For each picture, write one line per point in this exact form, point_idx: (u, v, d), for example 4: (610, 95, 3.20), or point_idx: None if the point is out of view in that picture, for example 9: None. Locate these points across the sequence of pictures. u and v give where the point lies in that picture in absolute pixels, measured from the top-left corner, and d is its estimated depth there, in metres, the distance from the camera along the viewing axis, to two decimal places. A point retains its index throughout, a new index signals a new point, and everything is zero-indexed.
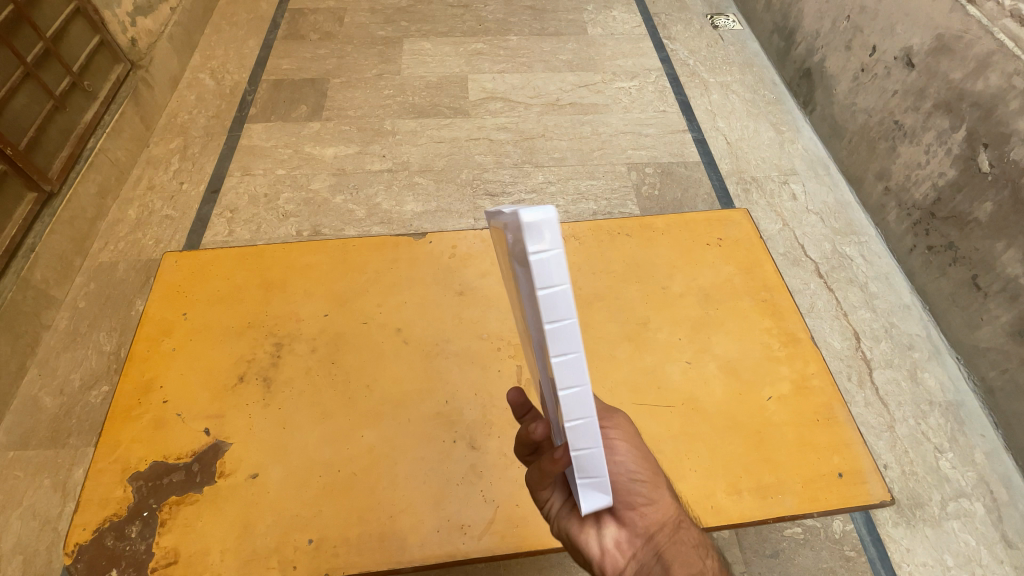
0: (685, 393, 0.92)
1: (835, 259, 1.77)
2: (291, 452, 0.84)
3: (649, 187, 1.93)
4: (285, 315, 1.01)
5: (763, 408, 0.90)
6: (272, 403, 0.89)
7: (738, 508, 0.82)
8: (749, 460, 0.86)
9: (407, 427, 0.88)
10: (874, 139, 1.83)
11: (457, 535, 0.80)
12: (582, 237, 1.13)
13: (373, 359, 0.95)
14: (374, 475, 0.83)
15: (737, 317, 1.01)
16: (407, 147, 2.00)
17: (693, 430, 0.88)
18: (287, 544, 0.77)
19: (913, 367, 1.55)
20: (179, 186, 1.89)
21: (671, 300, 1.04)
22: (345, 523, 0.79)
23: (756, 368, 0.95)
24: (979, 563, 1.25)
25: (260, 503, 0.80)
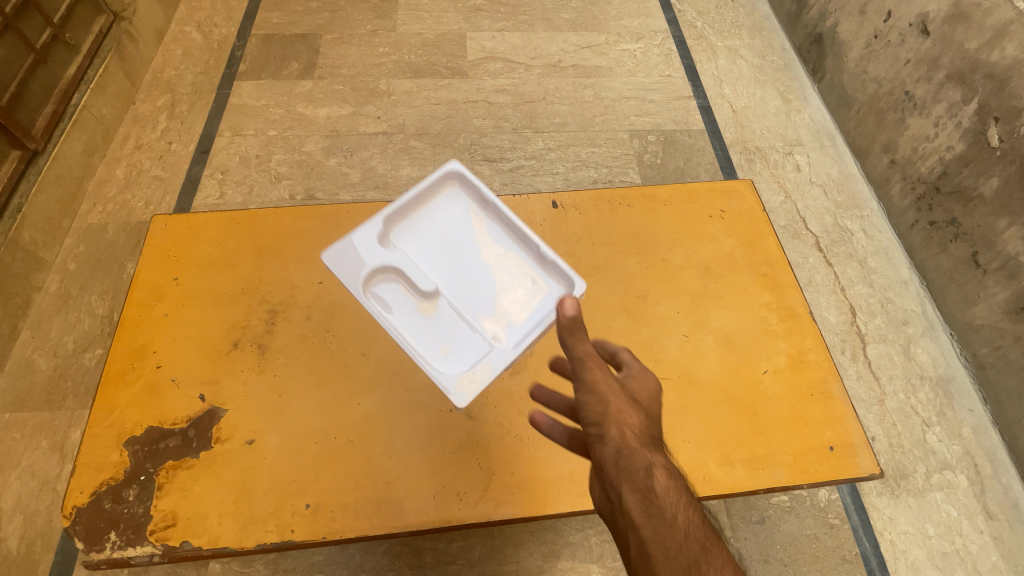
0: (681, 365, 0.92)
1: (836, 233, 1.76)
2: (287, 419, 0.84)
3: (651, 155, 1.88)
4: (279, 282, 0.98)
5: (759, 382, 0.91)
6: (268, 369, 0.88)
7: (730, 479, 0.83)
8: (743, 433, 0.86)
9: (404, 396, 0.87)
10: (882, 110, 1.78)
11: (453, 502, 0.80)
12: (582, 207, 1.08)
13: (369, 326, 0.93)
14: (371, 442, 0.83)
15: (736, 291, 1.00)
16: (403, 109, 1.93)
17: (689, 402, 0.88)
18: (285, 508, 0.78)
19: (906, 343, 1.56)
20: (168, 146, 1.83)
21: (671, 273, 1.01)
22: (342, 489, 0.79)
23: (753, 342, 0.95)
24: (959, 532, 1.29)
25: (257, 469, 0.80)
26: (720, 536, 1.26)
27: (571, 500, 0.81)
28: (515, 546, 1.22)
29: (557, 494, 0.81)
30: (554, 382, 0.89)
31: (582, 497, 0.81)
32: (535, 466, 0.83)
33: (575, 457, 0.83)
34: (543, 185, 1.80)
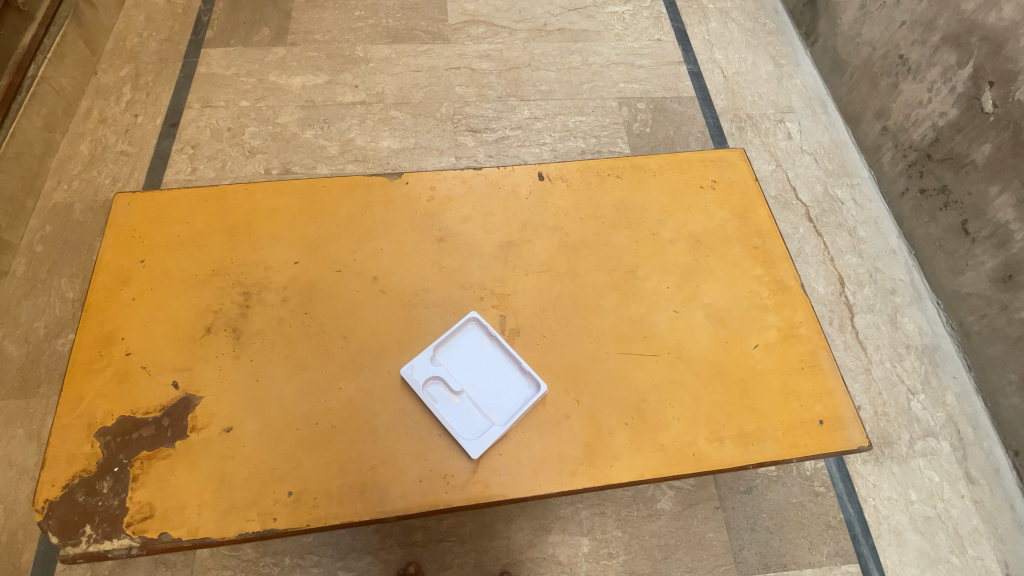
0: (671, 342, 0.89)
1: (826, 202, 1.74)
2: (265, 405, 0.81)
3: (640, 124, 1.83)
4: (251, 262, 0.93)
5: (749, 356, 0.89)
6: (244, 354, 0.85)
7: (719, 455, 0.81)
8: (733, 408, 0.85)
9: (387, 379, 0.83)
10: (876, 74, 1.74)
11: (440, 484, 0.77)
12: (569, 179, 1.03)
13: (349, 308, 0.89)
14: (355, 427, 0.80)
15: (728, 265, 0.98)
16: (381, 77, 1.84)
17: (679, 378, 0.86)
18: (266, 496, 0.75)
19: (893, 312, 1.56)
20: (134, 119, 1.73)
21: (660, 247, 0.98)
22: (325, 475, 0.77)
23: (744, 316, 0.93)
24: (941, 497, 1.32)
25: (236, 457, 0.77)
26: (708, 506, 1.26)
27: (559, 480, 0.78)
28: (505, 522, 1.22)
29: (545, 474, 0.78)
30: (542, 361, 0.86)
31: (571, 477, 0.78)
32: (522, 447, 0.80)
33: (564, 436, 0.81)
34: (530, 157, 1.74)
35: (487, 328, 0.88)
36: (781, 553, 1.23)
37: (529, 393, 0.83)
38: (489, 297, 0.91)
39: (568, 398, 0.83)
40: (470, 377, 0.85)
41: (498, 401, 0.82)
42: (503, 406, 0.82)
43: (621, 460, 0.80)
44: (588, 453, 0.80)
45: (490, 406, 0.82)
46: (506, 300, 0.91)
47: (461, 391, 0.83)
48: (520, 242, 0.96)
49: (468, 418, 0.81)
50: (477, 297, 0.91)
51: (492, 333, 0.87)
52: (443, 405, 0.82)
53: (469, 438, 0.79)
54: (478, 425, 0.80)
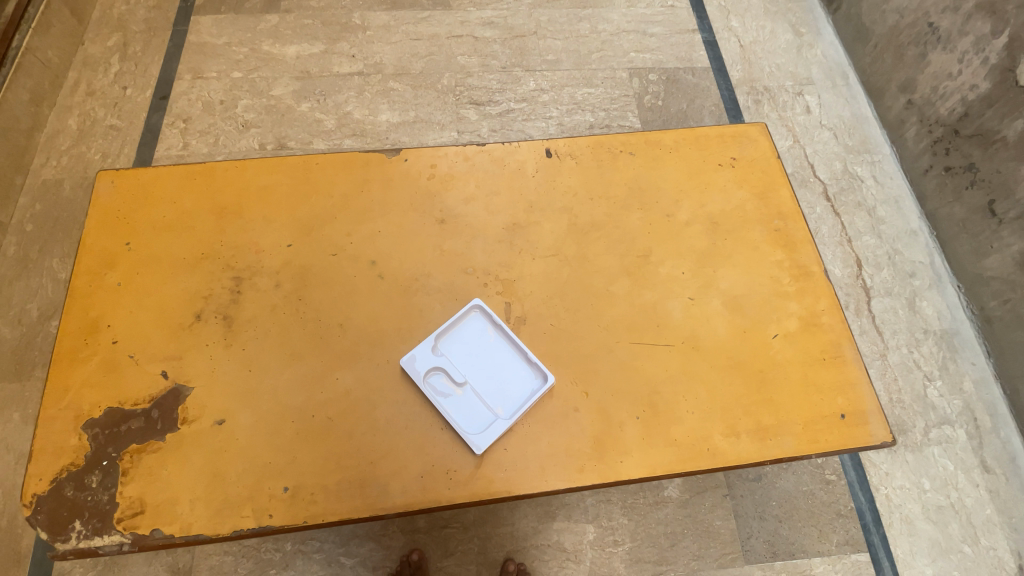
0: (686, 331, 0.84)
1: (845, 180, 1.66)
2: (258, 397, 0.77)
3: (652, 97, 1.74)
4: (242, 245, 0.88)
5: (768, 346, 0.85)
6: (236, 343, 0.81)
7: (735, 451, 0.77)
8: (750, 401, 0.80)
9: (386, 370, 0.79)
10: (902, 44, 1.64)
11: (442, 480, 0.73)
12: (579, 155, 0.97)
13: (345, 294, 0.84)
14: (353, 420, 0.76)
15: (747, 248, 0.92)
16: (380, 46, 1.75)
17: (693, 370, 0.81)
18: (260, 492, 0.72)
19: (912, 296, 1.50)
20: (123, 92, 1.65)
21: (676, 229, 0.92)
22: (321, 470, 0.73)
23: (763, 304, 0.88)
24: (954, 486, 1.30)
25: (229, 451, 0.74)
26: (716, 494, 1.24)
27: (566, 477, 0.74)
28: (509, 509, 1.20)
29: (552, 470, 0.74)
30: (549, 351, 0.81)
31: (580, 474, 0.74)
32: (529, 441, 0.76)
33: (572, 430, 0.77)
34: (535, 131, 1.66)
35: (491, 317, 0.83)
36: (790, 541, 1.21)
37: (535, 385, 0.79)
38: (494, 282, 0.86)
39: (576, 390, 0.79)
40: (474, 368, 0.81)
41: (503, 395, 0.78)
42: (508, 398, 0.78)
43: (632, 456, 0.76)
44: (598, 448, 0.76)
45: (494, 399, 0.78)
46: (511, 286, 0.86)
47: (465, 382, 0.79)
48: (527, 224, 0.91)
49: (471, 411, 0.77)
50: (481, 283, 0.86)
51: (496, 321, 0.83)
52: (446, 398, 0.78)
53: (473, 433, 0.75)
54: (481, 419, 0.76)
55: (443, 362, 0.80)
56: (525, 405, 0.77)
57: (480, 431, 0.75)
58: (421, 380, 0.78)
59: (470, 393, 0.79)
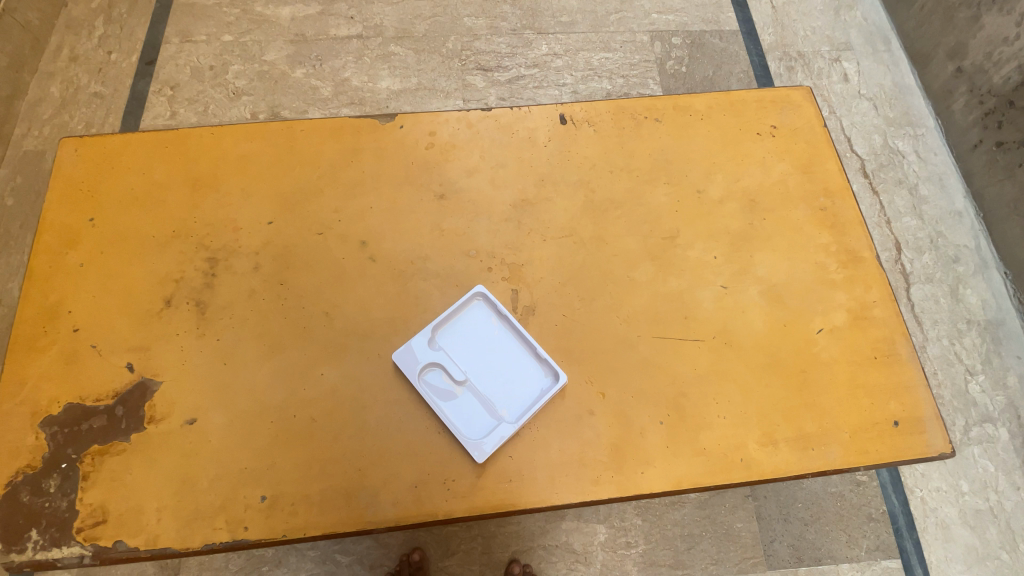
0: (717, 324, 0.74)
1: (884, 155, 1.52)
2: (233, 394, 0.68)
3: (675, 63, 1.59)
4: (217, 222, 0.78)
5: (812, 343, 0.74)
6: (209, 332, 0.72)
7: (773, 462, 0.68)
8: (791, 405, 0.71)
9: (376, 365, 0.70)
10: (953, 5, 1.48)
11: (438, 492, 0.64)
12: (598, 122, 0.85)
13: (331, 278, 0.74)
14: (338, 422, 0.67)
15: (788, 230, 0.81)
16: (380, 6, 1.62)
17: (726, 369, 0.71)
18: (235, 501, 0.64)
19: (954, 283, 1.38)
20: (107, 56, 1.54)
21: (707, 208, 0.81)
22: (302, 478, 0.65)
23: (806, 293, 0.77)
24: (995, 490, 1.20)
25: (200, 454, 0.66)
26: (738, 495, 1.15)
27: (580, 490, 0.65)
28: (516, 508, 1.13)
29: (563, 482, 0.65)
30: (562, 346, 0.71)
31: (595, 486, 0.65)
32: (537, 448, 0.66)
33: (587, 436, 0.67)
34: (548, 100, 1.53)
35: (496, 306, 0.73)
36: (815, 546, 1.13)
37: (545, 384, 0.70)
38: (499, 267, 0.76)
39: (592, 391, 0.69)
40: (476, 364, 0.71)
41: (510, 396, 0.69)
42: (514, 399, 0.69)
43: (655, 466, 0.66)
44: (615, 458, 0.66)
45: (499, 401, 0.69)
46: (520, 271, 0.75)
47: (466, 381, 0.70)
48: (537, 200, 0.80)
49: (472, 414, 0.68)
50: (485, 267, 0.76)
51: (502, 311, 0.73)
52: (444, 399, 0.68)
53: (474, 438, 0.66)
54: (483, 422, 0.67)
55: (441, 358, 0.70)
56: (534, 407, 0.67)
57: (483, 437, 0.66)
58: (416, 379, 0.68)
59: (472, 393, 0.69)
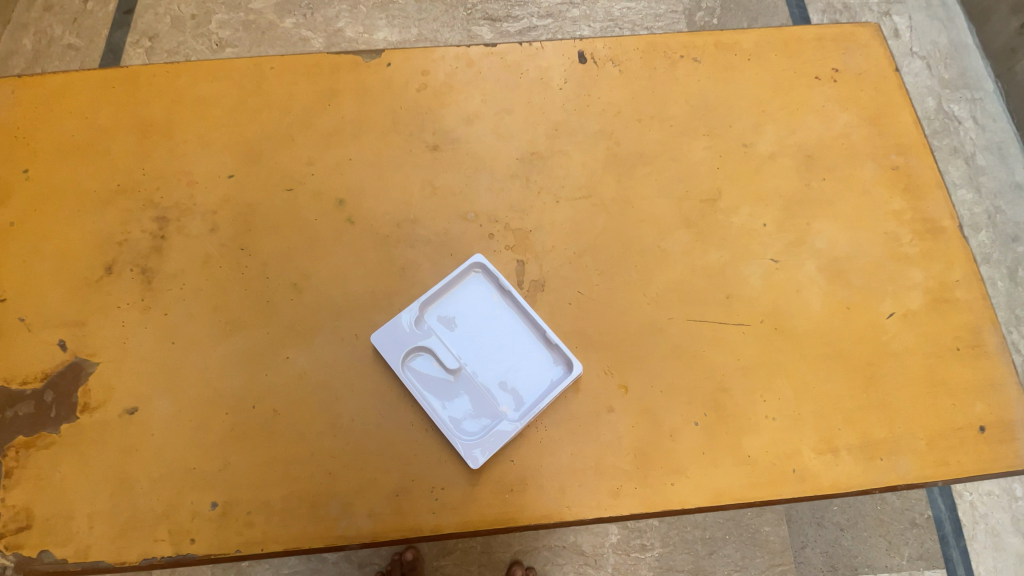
0: (766, 305, 0.61)
1: (940, 120, 1.29)
2: (182, 379, 0.57)
3: (707, 14, 1.42)
4: (169, 175, 0.66)
5: (881, 330, 0.61)
6: (156, 306, 0.60)
7: (832, 475, 0.55)
8: (854, 406, 0.58)
9: (352, 347, 0.58)
10: None
11: (423, 503, 0.53)
12: (624, 62, 0.71)
13: (301, 243, 0.62)
14: (304, 415, 0.55)
15: (852, 194, 0.67)
16: None
17: (776, 360, 0.59)
18: (182, 507, 0.53)
19: (1014, 264, 1.22)
20: (81, 5, 1.41)
21: (755, 165, 0.67)
22: (260, 482, 0.54)
23: (874, 270, 0.63)
24: None
25: (143, 450, 0.55)
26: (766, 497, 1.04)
27: (595, 504, 0.53)
28: None
29: (575, 493, 0.53)
30: (576, 328, 0.59)
31: (614, 500, 0.53)
32: (545, 452, 0.54)
33: (605, 438, 0.55)
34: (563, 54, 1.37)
35: (497, 280, 0.60)
36: (852, 554, 1.01)
37: (555, 375, 0.57)
38: (503, 233, 0.63)
39: (612, 385, 0.57)
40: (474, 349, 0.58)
41: (513, 389, 0.56)
42: (518, 392, 0.56)
43: (688, 477, 0.54)
44: (639, 466, 0.54)
45: (502, 394, 0.56)
46: (527, 238, 0.63)
47: (461, 370, 0.57)
48: (549, 154, 0.66)
49: (468, 411, 0.55)
50: (485, 233, 0.63)
51: (504, 286, 0.60)
52: (434, 392, 0.56)
53: (468, 440, 0.54)
54: (480, 420, 0.55)
55: (432, 342, 0.58)
56: (543, 403, 0.55)
57: (481, 439, 0.54)
58: (401, 369, 0.56)
59: (468, 385, 0.56)
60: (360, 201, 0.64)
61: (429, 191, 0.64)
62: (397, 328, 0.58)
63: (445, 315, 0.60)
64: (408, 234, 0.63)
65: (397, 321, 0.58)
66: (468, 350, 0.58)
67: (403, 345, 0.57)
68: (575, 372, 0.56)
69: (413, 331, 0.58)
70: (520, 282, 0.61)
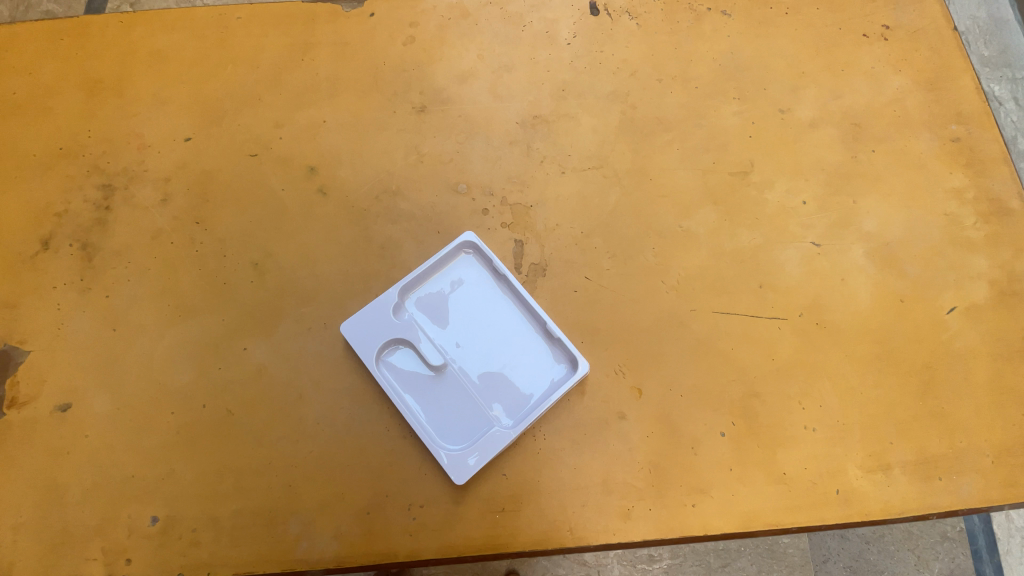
0: (806, 296, 0.52)
1: None
2: (125, 371, 0.49)
3: None
4: (119, 138, 0.58)
5: (939, 326, 0.52)
6: (97, 286, 0.52)
7: (882, 497, 0.47)
8: (907, 416, 0.49)
9: (321, 338, 0.50)
10: None
11: (400, 522, 0.45)
12: (642, 13, 0.61)
13: (265, 217, 0.54)
14: (263, 416, 0.47)
15: (906, 169, 0.57)
16: None
17: (818, 361, 0.50)
18: (118, 522, 0.46)
19: None
20: None
21: (793, 134, 0.58)
22: (210, 493, 0.46)
23: (931, 257, 0.54)
24: None
25: (75, 454, 0.47)
26: None
27: (601, 528, 0.45)
28: None
29: (578, 515, 0.45)
30: (582, 320, 0.50)
31: (624, 524, 0.45)
32: (543, 465, 0.46)
33: (614, 450, 0.47)
34: None
35: (490, 262, 0.51)
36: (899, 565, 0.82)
37: (557, 374, 0.49)
38: (499, 208, 0.54)
39: (623, 387, 0.48)
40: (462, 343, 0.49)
41: (508, 390, 0.48)
42: (513, 394, 0.48)
43: (712, 497, 0.46)
44: (654, 483, 0.46)
45: (494, 396, 0.48)
46: (527, 215, 0.54)
47: (446, 369, 0.48)
48: (554, 118, 0.57)
49: (454, 416, 0.47)
50: (478, 208, 0.54)
51: (498, 269, 0.51)
52: (415, 394, 0.48)
53: (454, 449, 0.46)
54: (469, 427, 0.47)
55: (412, 334, 0.49)
56: (542, 407, 0.46)
57: (469, 450, 0.46)
58: (376, 366, 0.48)
59: (454, 385, 0.48)
60: (335, 170, 0.55)
61: (415, 160, 0.56)
62: (373, 319, 0.49)
63: (429, 304, 0.51)
64: (389, 209, 0.54)
65: (372, 310, 0.49)
66: (456, 344, 0.49)
67: (379, 338, 0.49)
68: (581, 371, 0.48)
69: (390, 322, 0.49)
70: (518, 266, 0.52)
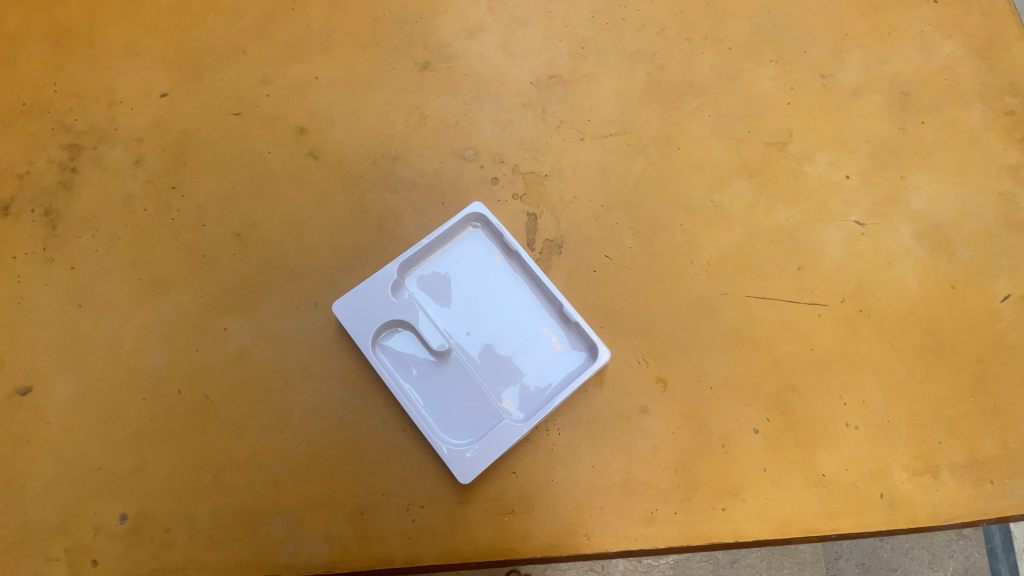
0: (849, 280, 0.47)
1: None
2: (94, 352, 0.44)
3: None
4: (86, 91, 0.51)
5: (994, 317, 0.47)
6: (62, 256, 0.46)
7: (929, 503, 0.42)
8: (958, 414, 0.44)
9: (312, 318, 0.45)
10: None
11: (399, 524, 0.40)
12: None
13: (250, 184, 0.48)
14: (246, 405, 0.43)
15: (958, 143, 0.52)
16: None
17: (861, 352, 0.45)
18: (83, 519, 0.41)
19: None
20: None
21: (835, 102, 0.52)
22: (188, 488, 0.41)
23: (984, 240, 0.49)
24: None
25: (36, 444, 0.42)
26: None
27: (621, 534, 0.40)
28: None
29: (596, 518, 0.41)
30: (602, 302, 0.45)
31: (646, 529, 0.41)
32: (556, 462, 0.42)
33: (636, 447, 0.42)
34: None
35: (500, 238, 0.46)
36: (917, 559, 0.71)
37: (573, 362, 0.44)
38: (511, 177, 0.49)
39: (646, 377, 0.44)
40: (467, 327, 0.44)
41: (519, 379, 0.43)
42: (524, 384, 0.43)
43: (744, 500, 0.41)
44: (680, 485, 0.41)
45: (503, 386, 0.43)
46: (541, 185, 0.48)
47: (449, 355, 0.43)
48: (572, 78, 0.52)
49: (458, 408, 0.42)
50: (487, 176, 0.49)
51: (508, 244, 0.46)
52: (414, 382, 0.43)
53: (458, 444, 0.41)
54: (474, 419, 0.42)
55: (413, 317, 0.44)
56: (557, 399, 0.42)
57: (474, 445, 0.41)
58: (372, 351, 0.43)
59: (459, 373, 0.43)
60: (329, 133, 0.50)
61: (419, 123, 0.50)
62: (370, 298, 0.44)
63: (432, 283, 0.46)
64: (390, 177, 0.49)
65: (369, 288, 0.44)
66: (462, 327, 0.44)
67: (376, 320, 0.44)
68: (600, 361, 0.43)
69: (388, 302, 0.44)
70: (531, 242, 0.47)
